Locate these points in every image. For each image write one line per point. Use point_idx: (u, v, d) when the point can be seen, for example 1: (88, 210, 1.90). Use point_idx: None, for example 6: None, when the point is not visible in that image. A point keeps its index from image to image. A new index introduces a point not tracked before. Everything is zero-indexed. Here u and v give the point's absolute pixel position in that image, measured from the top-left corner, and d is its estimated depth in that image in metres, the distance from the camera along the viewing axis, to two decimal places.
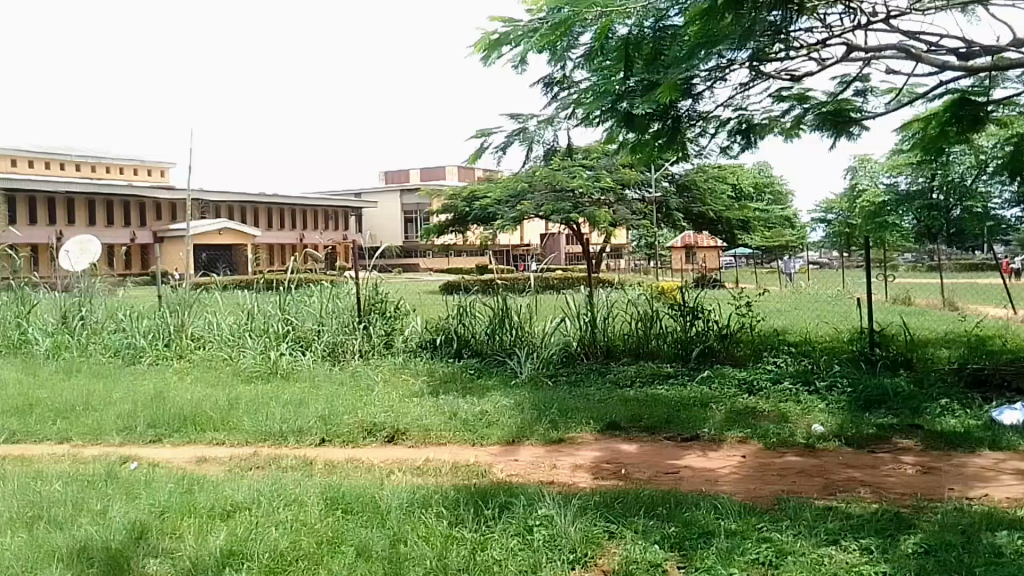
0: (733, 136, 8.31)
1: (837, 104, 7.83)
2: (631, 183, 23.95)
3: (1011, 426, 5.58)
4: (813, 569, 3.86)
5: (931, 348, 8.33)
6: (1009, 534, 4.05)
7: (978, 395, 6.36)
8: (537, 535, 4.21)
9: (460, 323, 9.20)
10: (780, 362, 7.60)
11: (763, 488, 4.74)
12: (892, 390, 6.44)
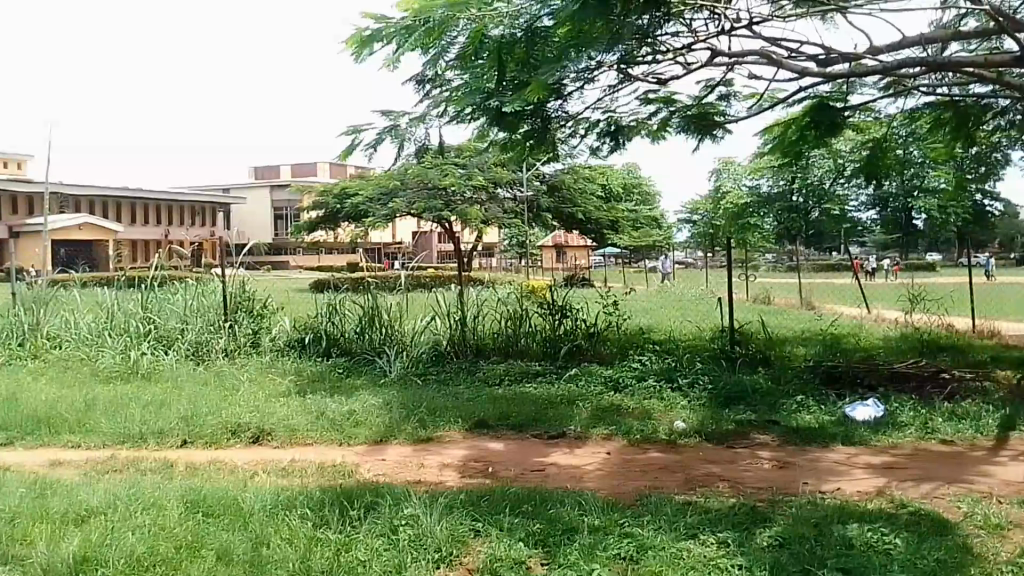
0: (602, 138, 8.58)
1: (701, 108, 8.17)
2: (503, 182, 24.34)
3: (864, 421, 5.86)
4: (671, 564, 3.91)
5: (789, 346, 8.77)
6: (859, 526, 4.16)
7: (832, 392, 6.66)
8: (402, 535, 4.15)
9: (329, 322, 9.16)
10: (644, 360, 7.80)
11: (625, 484, 4.82)
12: (751, 387, 6.66)
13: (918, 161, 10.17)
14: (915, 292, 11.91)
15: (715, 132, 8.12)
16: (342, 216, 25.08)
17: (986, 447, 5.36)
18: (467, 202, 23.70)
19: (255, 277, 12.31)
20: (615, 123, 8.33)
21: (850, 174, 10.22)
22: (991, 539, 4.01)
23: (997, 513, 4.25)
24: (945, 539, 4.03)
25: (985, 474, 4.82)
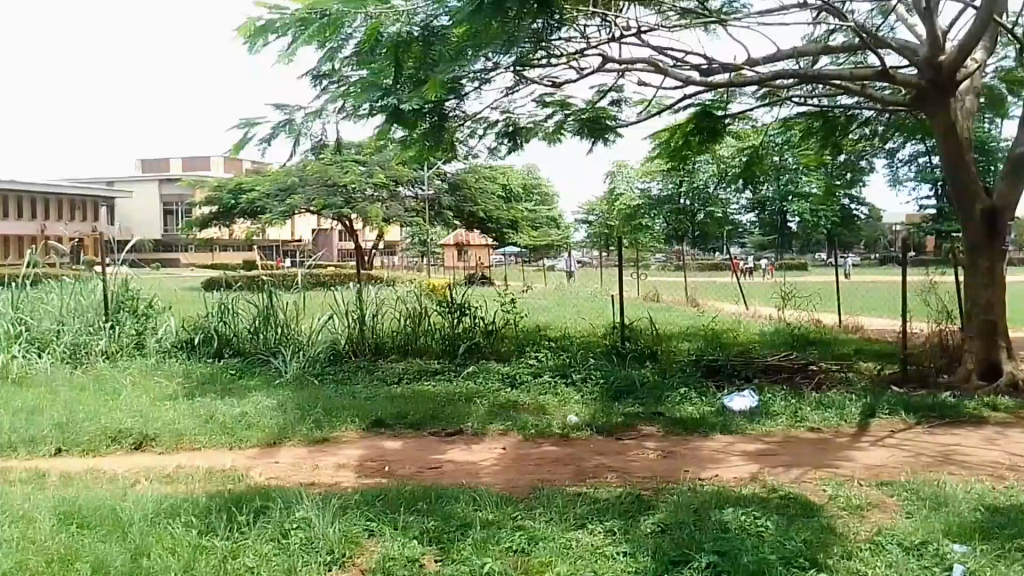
0: (500, 139, 8.90)
1: (593, 111, 8.58)
2: (404, 181, 27.47)
3: (741, 411, 6.26)
4: (561, 554, 4.04)
5: (676, 341, 9.26)
6: (734, 511, 4.43)
7: (713, 384, 7.09)
8: (293, 539, 4.10)
9: (221, 322, 9.00)
10: (540, 358, 8.10)
11: (520, 478, 4.93)
12: (640, 381, 7.01)
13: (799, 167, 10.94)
14: (787, 291, 12.89)
15: (607, 134, 8.53)
16: (239, 212, 27.01)
17: (847, 432, 5.85)
18: (368, 199, 25.92)
19: (141, 275, 11.93)
20: (512, 123, 8.61)
21: (736, 179, 10.88)
22: (851, 518, 4.38)
23: (855, 494, 4.65)
24: (810, 520, 4.36)
25: (847, 458, 5.25)
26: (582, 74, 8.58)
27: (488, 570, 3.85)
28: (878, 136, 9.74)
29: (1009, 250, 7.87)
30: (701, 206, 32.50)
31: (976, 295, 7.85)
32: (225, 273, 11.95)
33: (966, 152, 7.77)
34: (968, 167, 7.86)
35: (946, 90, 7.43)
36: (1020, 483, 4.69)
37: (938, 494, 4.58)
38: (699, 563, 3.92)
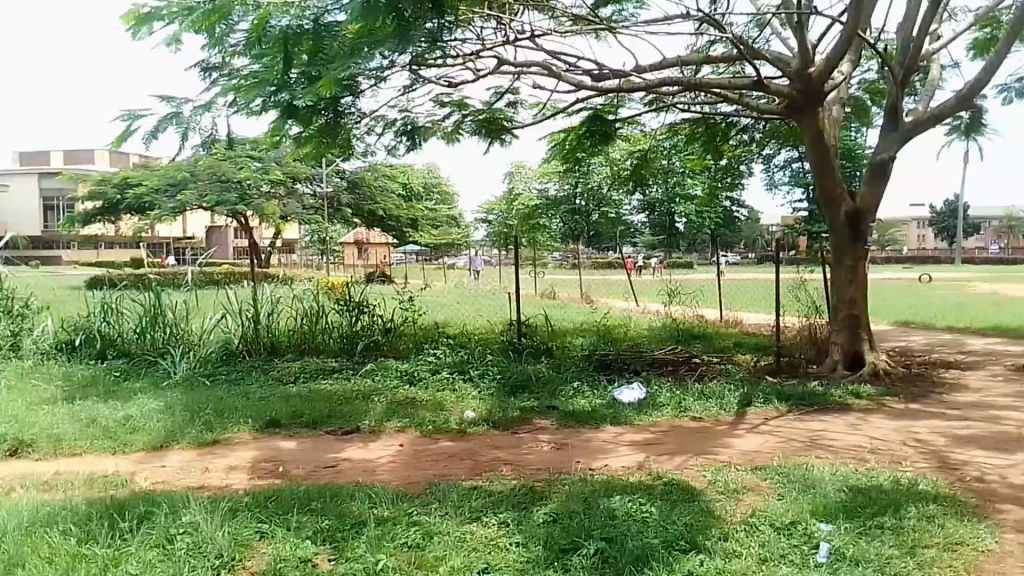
0: (399, 137, 8.93)
1: (491, 113, 8.82)
2: (301, 177, 27.99)
3: (630, 403, 6.57)
4: (455, 548, 4.13)
5: (571, 336, 9.64)
6: (621, 499, 4.65)
7: (604, 377, 7.42)
8: (180, 544, 4.02)
9: (104, 322, 8.76)
10: (437, 355, 8.22)
11: (416, 474, 5.00)
12: (535, 376, 7.23)
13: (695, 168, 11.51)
14: (673, 289, 13.57)
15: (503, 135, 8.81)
16: (124, 207, 25.47)
17: (728, 421, 6.23)
18: (263, 196, 25.90)
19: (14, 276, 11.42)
20: (411, 123, 8.74)
21: (626, 182, 11.39)
22: (730, 501, 4.67)
23: (734, 479, 4.96)
24: (693, 504, 4.62)
25: (727, 445, 5.59)
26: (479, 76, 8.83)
27: (381, 566, 3.89)
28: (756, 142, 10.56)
29: (869, 250, 8.55)
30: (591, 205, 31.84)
31: (841, 292, 8.46)
32: (107, 273, 11.69)
33: (831, 158, 8.38)
34: (834, 172, 8.46)
35: (814, 100, 7.97)
36: (878, 464, 5.15)
37: (809, 477, 4.95)
38: (588, 549, 4.10)
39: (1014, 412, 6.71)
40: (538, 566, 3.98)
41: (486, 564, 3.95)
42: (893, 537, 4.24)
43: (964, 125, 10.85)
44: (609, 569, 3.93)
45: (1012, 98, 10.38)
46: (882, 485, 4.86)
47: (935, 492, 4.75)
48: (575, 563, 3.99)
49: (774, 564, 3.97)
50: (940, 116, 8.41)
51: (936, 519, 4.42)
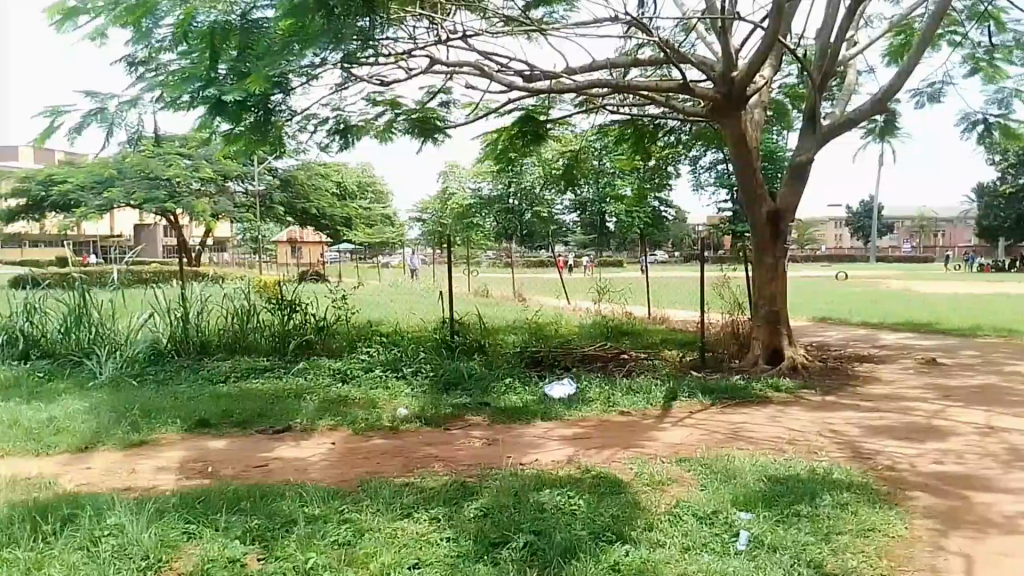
0: (332, 135, 8.91)
1: (423, 112, 8.93)
2: (232, 174, 28.44)
3: (560, 399, 6.74)
4: (385, 544, 4.18)
5: (503, 334, 9.93)
6: (550, 493, 4.76)
7: (535, 373, 7.63)
8: (105, 546, 3.98)
9: (28, 322, 8.80)
10: (371, 354, 8.32)
11: (347, 471, 5.06)
12: (468, 373, 7.38)
13: (630, 168, 11.87)
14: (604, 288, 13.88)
15: (436, 134, 8.98)
16: (49, 204, 25.90)
17: (654, 415, 6.44)
18: (192, 193, 26.83)
19: None
20: (343, 121, 8.82)
21: (557, 179, 11.72)
22: (654, 493, 4.81)
23: (659, 471, 5.12)
24: (620, 497, 4.75)
25: (653, 438, 5.76)
26: (410, 75, 8.93)
27: (311, 563, 3.91)
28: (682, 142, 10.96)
29: (789, 249, 8.85)
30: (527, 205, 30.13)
31: (763, 290, 8.73)
32: (29, 271, 11.62)
33: (754, 161, 8.64)
34: (758, 174, 8.73)
35: (738, 103, 8.22)
36: (796, 454, 5.38)
37: (730, 468, 5.14)
38: (516, 543, 4.19)
39: (920, 402, 7.11)
40: (467, 559, 4.05)
41: (416, 559, 4.01)
42: (809, 523, 4.43)
43: (879, 129, 11.14)
44: (536, 561, 4.03)
45: (924, 102, 10.76)
46: (799, 474, 5.08)
47: (849, 480, 4.98)
48: (504, 556, 4.07)
49: (696, 552, 4.11)
50: (855, 120, 8.75)
51: (849, 506, 4.63)
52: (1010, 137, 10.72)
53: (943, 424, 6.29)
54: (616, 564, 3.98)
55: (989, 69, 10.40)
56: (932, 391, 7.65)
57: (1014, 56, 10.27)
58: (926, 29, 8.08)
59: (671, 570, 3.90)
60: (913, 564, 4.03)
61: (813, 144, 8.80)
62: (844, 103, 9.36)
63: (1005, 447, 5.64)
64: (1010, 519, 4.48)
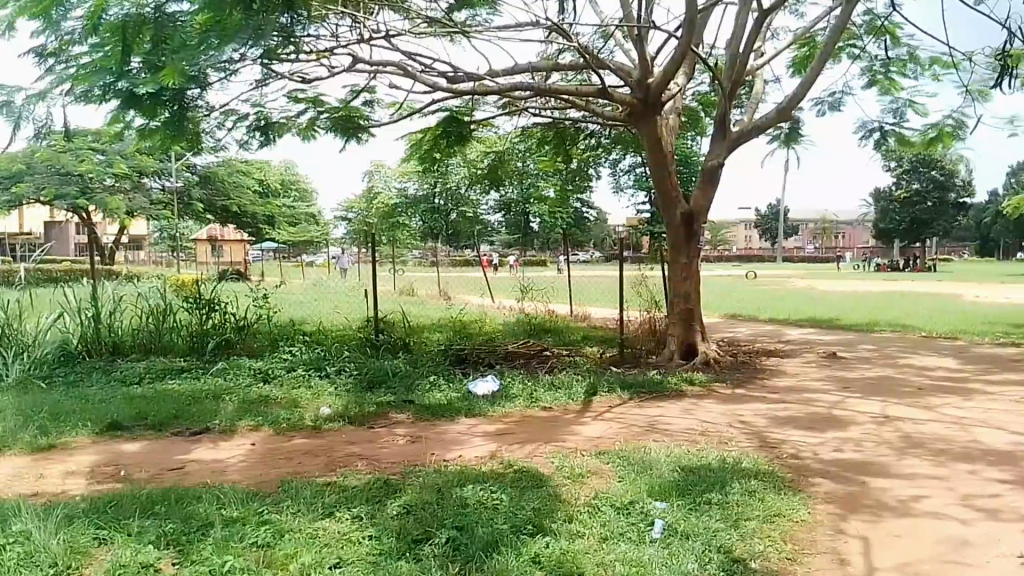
0: (252, 132, 8.92)
1: (346, 110, 8.96)
2: (146, 170, 28.00)
3: (484, 395, 6.88)
4: (306, 544, 4.16)
5: (427, 332, 10.07)
6: (472, 489, 4.85)
7: (459, 371, 7.76)
8: (9, 554, 3.84)
9: None
10: (294, 352, 8.29)
11: (267, 472, 5.05)
12: (392, 371, 7.44)
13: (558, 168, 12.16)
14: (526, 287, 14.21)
15: (359, 134, 9.01)
16: None
17: (574, 409, 6.64)
18: (106, 189, 26.18)
19: None
20: (264, 118, 8.81)
21: (484, 180, 11.92)
22: (574, 485, 4.95)
23: (579, 464, 5.27)
24: (540, 490, 4.88)
25: (573, 432, 5.93)
26: (333, 73, 8.96)
27: (227, 566, 3.85)
28: (602, 145, 11.40)
29: (702, 248, 9.19)
30: (451, 204, 33.24)
31: (677, 288, 9.06)
32: None
33: (669, 163, 8.96)
34: (672, 176, 9.06)
35: (652, 108, 8.53)
36: (708, 444, 5.63)
37: (647, 460, 5.34)
38: (438, 539, 4.25)
39: (822, 393, 7.57)
40: (389, 557, 4.08)
41: (337, 559, 4.01)
42: (720, 511, 4.64)
43: (785, 135, 11.72)
44: (458, 555, 4.10)
45: (825, 111, 11.33)
46: (712, 464, 5.32)
47: (756, 468, 5.25)
48: (426, 552, 4.12)
49: (613, 542, 4.26)
50: (762, 126, 9.16)
51: (756, 493, 4.88)
52: (902, 145, 11.46)
53: (842, 414, 6.72)
54: (536, 556, 4.08)
55: (884, 82, 11.09)
56: (833, 382, 8.15)
57: (907, 69, 10.99)
58: (827, 43, 8.50)
59: (588, 560, 4.03)
60: (816, 547, 4.28)
61: (723, 148, 9.19)
62: (751, 109, 9.79)
63: (897, 435, 6.08)
64: (903, 502, 4.81)
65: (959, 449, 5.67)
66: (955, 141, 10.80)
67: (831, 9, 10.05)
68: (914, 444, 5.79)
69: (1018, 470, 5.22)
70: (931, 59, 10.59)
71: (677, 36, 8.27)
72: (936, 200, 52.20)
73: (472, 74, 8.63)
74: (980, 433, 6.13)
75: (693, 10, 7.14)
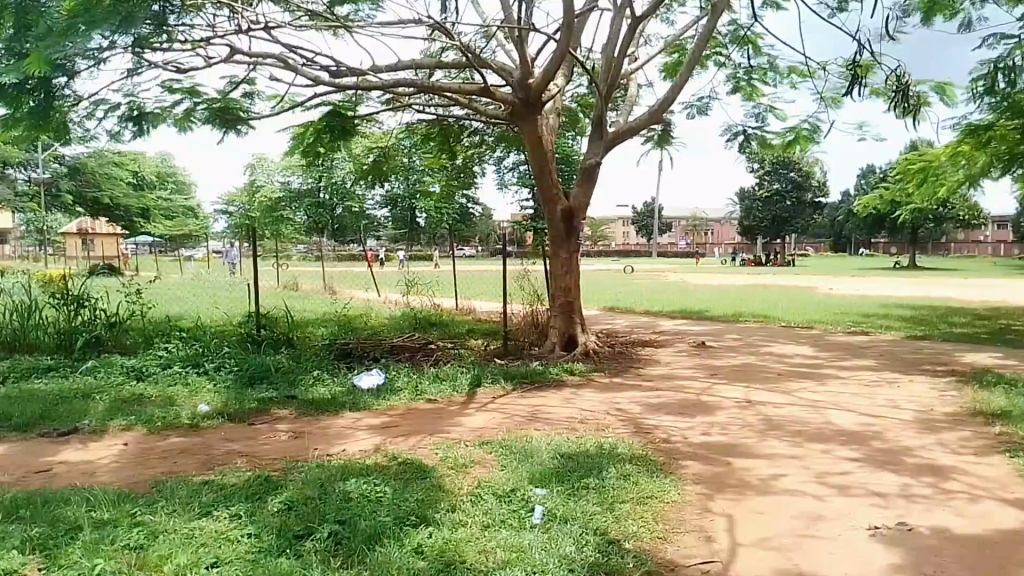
0: (124, 122, 8.93)
1: (224, 102, 8.98)
2: (12, 160, 26.17)
3: (368, 388, 7.04)
4: (181, 545, 4.06)
5: (311, 327, 10.35)
6: (355, 483, 4.88)
7: (344, 365, 8.02)
8: None
9: None
10: (169, 349, 8.18)
11: (140, 473, 4.96)
12: (273, 367, 7.58)
13: (446, 164, 12.73)
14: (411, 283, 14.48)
15: (238, 126, 8.98)
16: None
17: (458, 401, 6.91)
18: None
19: None
20: (137, 108, 8.84)
21: (369, 176, 12.19)
22: (458, 476, 5.08)
23: (463, 455, 5.42)
24: (424, 482, 4.96)
25: (457, 424, 6.13)
26: (210, 64, 9.01)
27: (95, 570, 3.70)
28: (484, 143, 12.08)
29: (582, 244, 9.62)
30: (338, 197, 31.09)
31: (558, 282, 9.43)
32: None
33: (549, 161, 9.26)
34: (552, 174, 9.36)
35: (533, 107, 8.88)
36: (586, 432, 5.92)
37: (528, 448, 5.55)
38: (320, 534, 4.24)
39: (693, 381, 8.13)
40: (269, 554, 4.03)
41: (214, 558, 3.92)
42: (597, 495, 4.85)
43: (658, 137, 12.31)
44: (339, 549, 4.10)
45: (694, 114, 12.01)
46: (590, 450, 5.58)
47: (632, 453, 5.55)
48: (306, 548, 4.10)
49: (495, 529, 4.36)
50: (636, 128, 9.68)
51: (631, 476, 5.13)
52: (764, 148, 12.26)
53: (710, 400, 7.22)
54: (419, 546, 4.14)
55: (746, 88, 11.83)
56: (703, 370, 8.75)
57: (767, 78, 11.76)
58: (695, 51, 8.98)
59: (470, 548, 4.12)
60: (685, 526, 4.53)
61: (601, 146, 9.62)
62: (626, 112, 10.28)
63: (758, 418, 6.60)
64: (764, 480, 5.17)
65: (813, 430, 6.21)
66: (811, 145, 11.64)
67: (698, 19, 10.66)
68: (774, 427, 6.29)
69: (863, 448, 5.76)
70: (788, 69, 11.40)
71: (555, 40, 8.64)
72: (795, 200, 55.42)
73: (355, 70, 8.79)
74: (831, 415, 6.75)
75: (571, 14, 7.56)
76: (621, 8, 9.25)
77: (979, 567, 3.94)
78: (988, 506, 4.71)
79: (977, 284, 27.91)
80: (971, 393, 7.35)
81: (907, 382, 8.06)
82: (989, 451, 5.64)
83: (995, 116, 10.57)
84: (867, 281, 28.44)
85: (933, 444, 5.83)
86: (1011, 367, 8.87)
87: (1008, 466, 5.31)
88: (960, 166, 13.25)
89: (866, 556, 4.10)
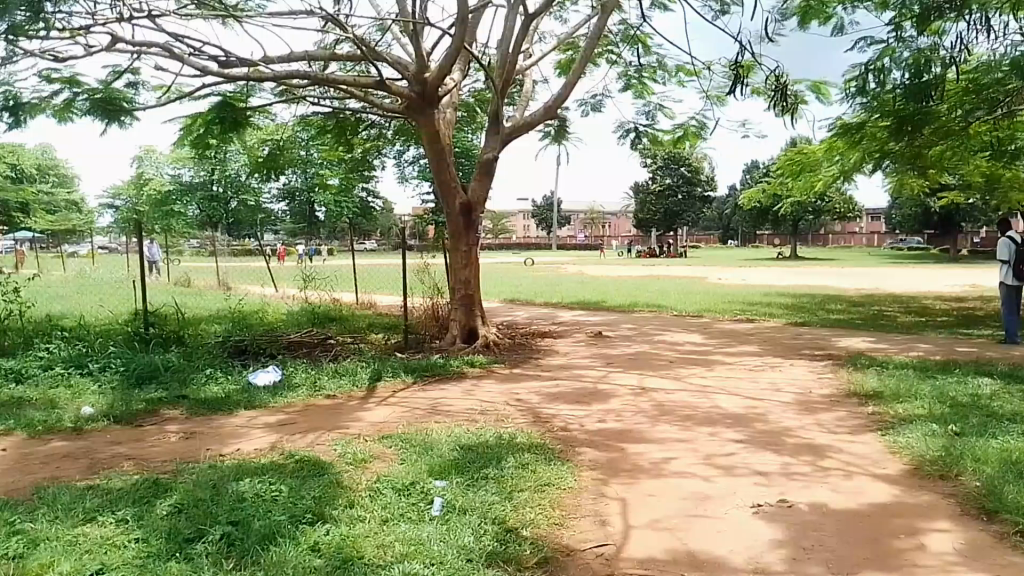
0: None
1: (107, 92, 8.86)
2: None
3: (263, 386, 7.07)
4: (64, 552, 3.86)
5: (204, 325, 10.29)
6: (247, 483, 4.81)
7: (239, 363, 8.06)
8: None
9: None
10: (52, 349, 7.98)
11: (20, 480, 4.78)
12: (161, 365, 7.54)
13: (340, 154, 12.86)
14: (308, 279, 14.43)
15: (122, 117, 8.81)
16: None
17: (358, 397, 7.03)
18: None
19: None
20: (12, 97, 8.72)
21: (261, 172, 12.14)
22: (356, 471, 5.08)
23: (361, 451, 5.45)
24: (320, 479, 4.92)
25: (355, 419, 6.18)
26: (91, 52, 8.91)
27: None
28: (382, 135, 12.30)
29: (480, 237, 9.91)
30: None
31: (458, 275, 9.68)
32: None
33: (446, 154, 9.43)
34: (449, 168, 9.56)
35: (429, 102, 9.05)
36: (486, 423, 6.09)
37: (427, 441, 5.64)
38: (213, 536, 4.07)
39: (591, 370, 8.46)
40: (158, 558, 3.84)
41: (100, 565, 3.71)
42: (495, 485, 4.91)
43: (556, 133, 12.58)
44: (231, 551, 3.93)
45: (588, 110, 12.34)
46: (489, 441, 5.71)
47: (529, 443, 5.70)
48: (198, 550, 3.92)
49: (394, 523, 4.29)
50: (530, 123, 9.91)
51: (528, 466, 5.24)
52: (655, 144, 12.78)
53: (606, 389, 7.52)
54: (315, 545, 4.01)
55: (637, 86, 12.22)
56: (600, 360, 9.09)
57: (656, 76, 12.20)
58: (587, 48, 9.19)
59: (368, 544, 4.03)
60: (581, 511, 4.63)
61: (497, 142, 9.85)
62: (521, 108, 10.56)
63: (651, 404, 6.92)
64: (655, 464, 5.39)
65: (701, 415, 6.55)
66: (699, 141, 12.10)
67: (589, 18, 10.99)
68: (665, 413, 6.61)
69: (748, 430, 6.09)
70: (674, 68, 11.87)
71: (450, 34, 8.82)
72: (682, 194, 57.13)
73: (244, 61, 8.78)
74: (718, 399, 7.15)
75: (465, 9, 7.84)
76: (515, 6, 9.41)
77: (854, 538, 4.16)
78: (862, 482, 5.01)
79: (836, 271, 29.81)
80: (846, 375, 7.88)
81: (788, 365, 8.62)
82: (862, 430, 6.06)
83: (865, 115, 11.35)
84: (742, 272, 29.74)
85: (812, 425, 6.22)
86: (880, 349, 9.57)
87: (880, 443, 5.70)
88: (835, 162, 14.15)
89: (752, 533, 4.27)
